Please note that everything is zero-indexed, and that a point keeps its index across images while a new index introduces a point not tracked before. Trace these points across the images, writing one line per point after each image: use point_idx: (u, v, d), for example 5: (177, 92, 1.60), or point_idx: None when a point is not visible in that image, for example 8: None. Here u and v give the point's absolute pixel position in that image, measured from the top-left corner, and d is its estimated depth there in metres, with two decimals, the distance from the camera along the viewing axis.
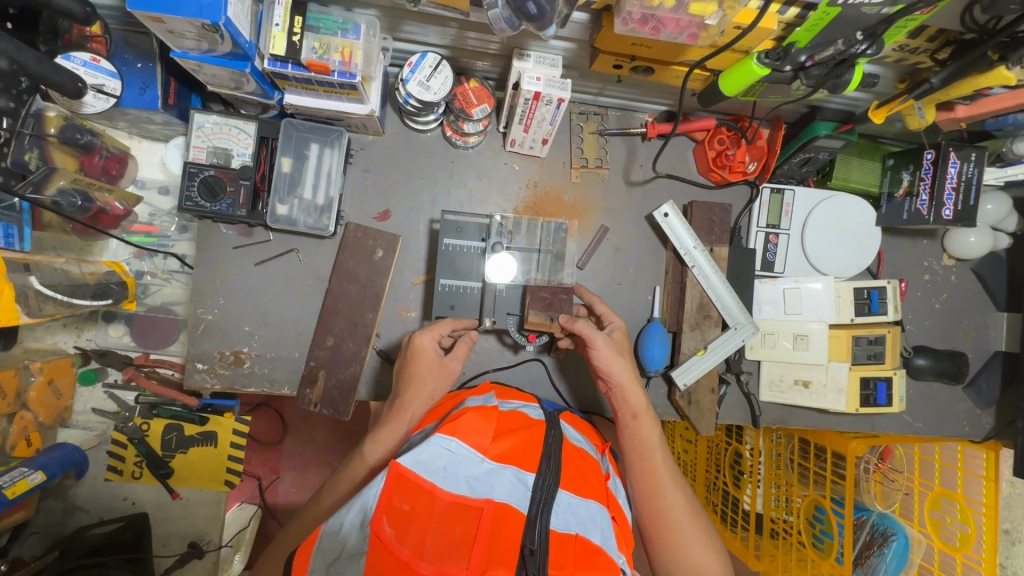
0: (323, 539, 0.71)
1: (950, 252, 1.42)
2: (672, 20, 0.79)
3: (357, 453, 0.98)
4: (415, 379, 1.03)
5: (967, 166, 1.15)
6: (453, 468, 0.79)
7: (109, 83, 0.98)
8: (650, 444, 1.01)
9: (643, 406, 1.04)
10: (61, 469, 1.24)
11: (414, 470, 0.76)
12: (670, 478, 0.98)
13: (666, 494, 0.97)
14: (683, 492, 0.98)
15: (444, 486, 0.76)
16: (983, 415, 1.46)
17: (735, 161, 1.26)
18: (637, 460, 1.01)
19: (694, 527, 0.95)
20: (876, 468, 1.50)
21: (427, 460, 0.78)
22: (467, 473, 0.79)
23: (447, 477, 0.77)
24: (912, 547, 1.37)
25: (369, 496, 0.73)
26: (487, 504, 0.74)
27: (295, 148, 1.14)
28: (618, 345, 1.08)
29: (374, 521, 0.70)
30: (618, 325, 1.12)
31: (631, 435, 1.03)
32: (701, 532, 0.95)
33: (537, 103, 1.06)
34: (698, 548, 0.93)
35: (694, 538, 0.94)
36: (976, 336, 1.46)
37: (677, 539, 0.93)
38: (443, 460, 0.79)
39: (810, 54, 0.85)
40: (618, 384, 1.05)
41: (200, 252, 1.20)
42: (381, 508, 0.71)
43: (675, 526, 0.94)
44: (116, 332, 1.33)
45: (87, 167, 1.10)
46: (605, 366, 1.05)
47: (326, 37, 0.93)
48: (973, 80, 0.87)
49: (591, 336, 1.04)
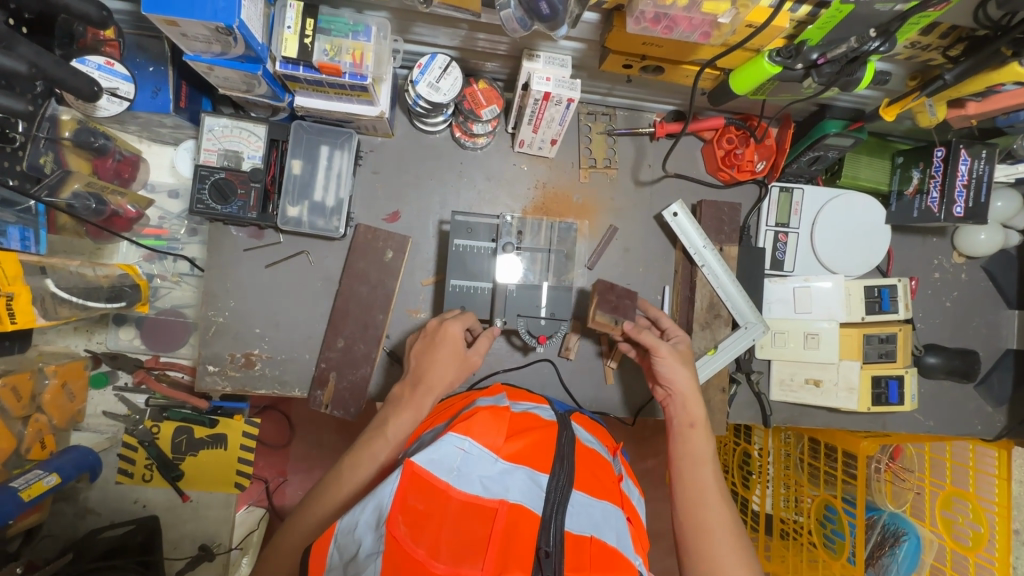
0: (339, 537, 0.72)
1: (961, 250, 1.42)
2: (684, 18, 0.79)
3: (373, 433, 0.96)
4: (434, 356, 1.04)
5: (979, 163, 1.14)
6: (467, 468, 0.79)
7: (123, 86, 0.98)
8: (702, 453, 1.00)
9: (701, 418, 1.04)
10: (76, 472, 1.24)
11: (428, 468, 0.76)
12: (716, 493, 0.95)
13: (711, 507, 0.94)
14: (729, 509, 0.94)
15: (458, 486, 0.76)
16: (994, 413, 1.45)
17: (744, 161, 1.26)
18: (687, 470, 0.98)
19: (734, 545, 0.90)
20: (886, 467, 1.50)
21: (440, 460, 0.78)
22: (480, 472, 0.79)
23: (460, 477, 0.77)
24: (924, 546, 1.37)
25: (385, 494, 0.73)
26: (501, 505, 0.74)
27: (305, 150, 1.15)
28: (683, 356, 1.09)
29: (390, 520, 0.70)
30: (683, 338, 1.13)
31: (683, 443, 1.02)
32: (741, 549, 0.90)
33: (547, 104, 1.07)
34: (734, 566, 0.88)
35: (733, 554, 0.89)
36: (988, 334, 1.45)
37: (710, 552, 0.90)
38: (456, 460, 0.79)
39: (822, 51, 0.84)
40: (679, 392, 1.06)
41: (211, 255, 1.20)
42: (396, 507, 0.71)
43: (709, 537, 0.91)
44: (127, 335, 1.33)
45: (100, 170, 1.11)
46: (667, 373, 1.07)
47: (338, 39, 0.94)
48: (986, 77, 0.87)
49: (657, 345, 1.06)
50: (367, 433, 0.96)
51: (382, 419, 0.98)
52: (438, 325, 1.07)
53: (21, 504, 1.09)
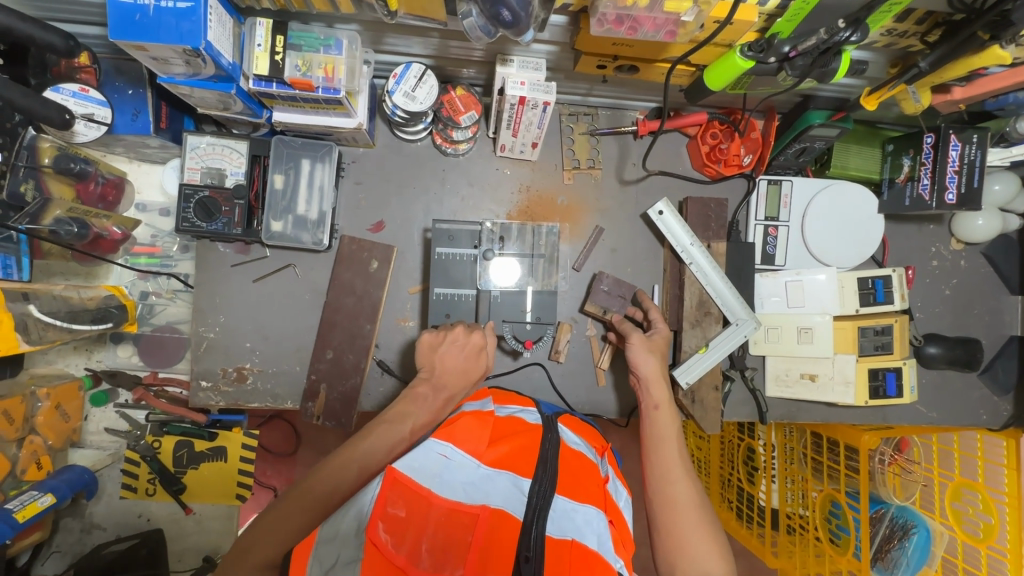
0: (319, 547, 0.68)
1: (958, 236, 1.38)
2: (648, 18, 0.78)
3: (385, 425, 0.90)
4: (446, 362, 1.04)
5: (970, 148, 1.12)
6: (448, 475, 0.79)
7: (99, 111, 1.01)
8: (667, 434, 1.03)
9: (665, 400, 1.08)
10: (71, 491, 1.27)
11: (409, 475, 0.76)
12: (681, 470, 0.96)
13: (677, 484, 0.94)
14: (695, 487, 0.95)
15: (441, 493, 0.75)
16: (1000, 402, 1.42)
17: (729, 155, 1.25)
18: (654, 449, 1.01)
19: (698, 519, 0.90)
20: (892, 460, 1.44)
21: (421, 467, 0.79)
22: (461, 479, 0.79)
23: (442, 484, 0.77)
24: (934, 540, 1.32)
25: (365, 501, 0.72)
26: (483, 510, 0.74)
27: (285, 164, 1.16)
28: (652, 344, 1.15)
29: (369, 527, 0.69)
30: (661, 330, 1.18)
31: (651, 424, 1.05)
32: (706, 525, 0.89)
33: (523, 108, 1.06)
34: (701, 541, 0.87)
35: (698, 528, 0.89)
36: (990, 322, 1.42)
37: (675, 530, 0.89)
38: (438, 467, 0.79)
39: (793, 44, 0.82)
40: (643, 378, 1.11)
41: (199, 272, 1.21)
42: (377, 514, 0.70)
43: (676, 512, 0.91)
44: (125, 352, 1.36)
45: (83, 195, 1.13)
46: (635, 360, 1.13)
47: (309, 54, 0.94)
48: (966, 61, 0.85)
49: (629, 333, 1.17)
50: (378, 424, 0.90)
51: (395, 412, 0.93)
52: (464, 332, 1.07)
53: (17, 525, 1.12)
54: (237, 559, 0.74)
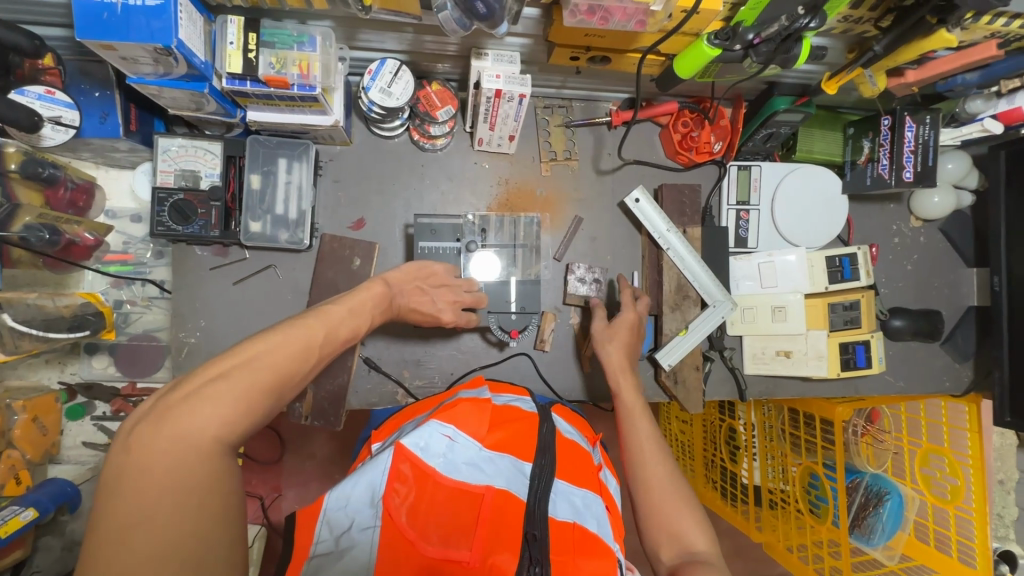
0: (328, 513, 0.69)
1: (917, 214, 1.46)
2: (619, 9, 0.80)
3: (334, 311, 0.82)
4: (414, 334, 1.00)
5: (924, 129, 1.17)
6: (454, 456, 0.79)
7: (66, 114, 0.98)
8: (639, 417, 1.07)
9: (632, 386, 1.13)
10: (54, 503, 1.23)
11: (419, 456, 0.77)
12: (654, 450, 1.00)
13: (652, 466, 0.97)
14: (670, 466, 0.98)
15: (447, 473, 0.77)
16: (962, 369, 1.49)
17: (701, 142, 1.29)
18: (627, 435, 1.04)
19: (674, 496, 0.92)
20: (864, 431, 1.53)
21: (427, 446, 0.78)
22: (466, 460, 0.80)
23: (448, 465, 0.78)
24: (906, 504, 1.40)
25: (377, 473, 0.73)
26: (488, 490, 0.76)
27: (262, 165, 1.14)
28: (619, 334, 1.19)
29: (385, 498, 0.71)
30: (626, 317, 1.22)
31: (623, 411, 1.09)
32: (683, 502, 0.92)
33: (499, 100, 1.08)
34: (680, 517, 0.89)
35: (677, 506, 0.91)
36: (950, 294, 1.50)
37: (657, 511, 0.91)
38: (443, 448, 0.79)
39: (757, 32, 0.85)
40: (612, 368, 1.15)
41: (179, 276, 1.20)
42: (388, 488, 0.73)
43: (653, 494, 0.94)
44: (100, 364, 1.32)
45: (53, 201, 1.11)
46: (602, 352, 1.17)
47: (283, 51, 0.94)
48: (917, 44, 0.90)
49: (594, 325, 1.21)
50: (325, 308, 0.81)
51: (348, 305, 0.87)
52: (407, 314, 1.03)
53: None
54: (182, 418, 0.57)
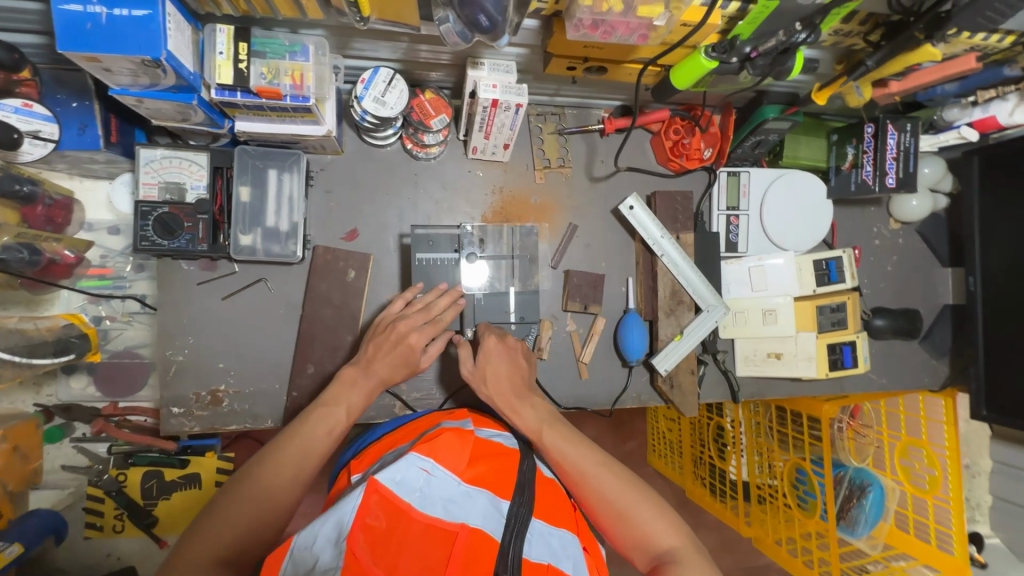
0: (295, 551, 0.66)
1: (896, 217, 1.51)
2: (622, 23, 0.81)
3: (322, 409, 0.90)
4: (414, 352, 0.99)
5: (905, 136, 1.22)
6: (430, 489, 0.77)
7: (45, 128, 0.94)
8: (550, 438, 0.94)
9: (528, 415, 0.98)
10: (41, 537, 1.18)
11: (393, 489, 0.74)
12: (582, 466, 0.90)
13: (589, 485, 0.90)
14: (606, 471, 0.90)
15: (422, 507, 0.74)
16: (939, 365, 1.56)
17: (691, 149, 1.30)
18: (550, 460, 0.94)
19: (623, 505, 0.87)
20: (848, 426, 1.59)
21: (402, 480, 0.76)
22: (443, 495, 0.77)
23: (423, 499, 0.75)
24: (888, 495, 1.46)
25: (346, 509, 0.70)
26: (462, 528, 0.72)
27: (252, 175, 1.10)
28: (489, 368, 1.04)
29: (349, 536, 0.67)
30: (490, 341, 1.07)
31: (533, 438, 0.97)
32: (634, 505, 0.87)
33: (495, 110, 1.07)
34: (637, 521, 0.86)
35: (630, 512, 0.86)
36: (927, 293, 1.56)
37: (615, 525, 0.87)
38: (419, 481, 0.77)
39: (754, 46, 0.87)
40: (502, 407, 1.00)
41: (163, 292, 1.15)
42: (356, 524, 0.68)
43: (603, 513, 0.88)
44: (79, 383, 1.29)
45: (30, 218, 1.05)
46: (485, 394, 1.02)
47: (274, 61, 0.91)
48: (903, 59, 0.93)
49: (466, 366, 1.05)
50: (314, 410, 0.90)
51: (331, 395, 0.93)
52: (401, 330, 1.00)
53: None
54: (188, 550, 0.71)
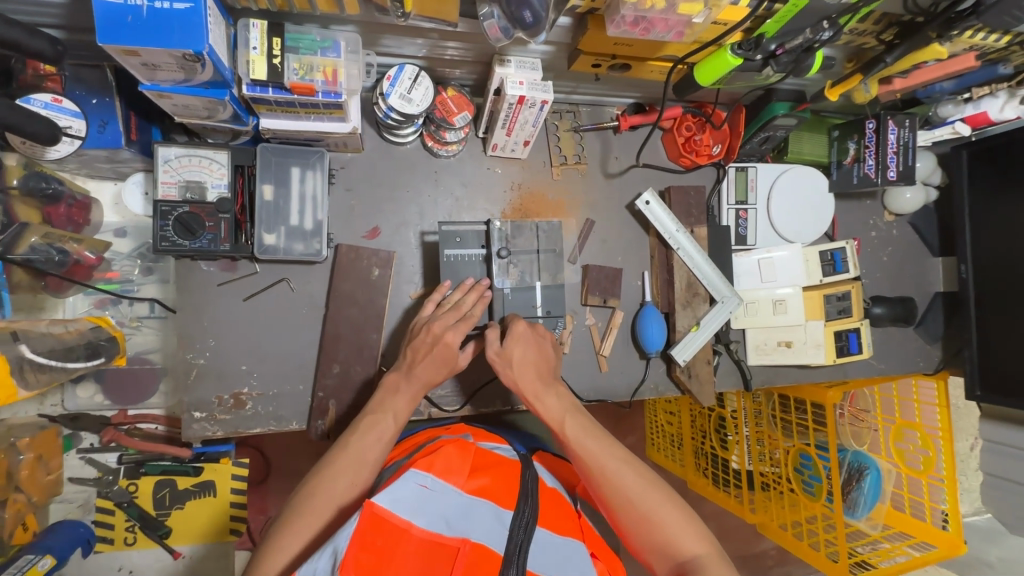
0: None
1: (891, 209, 1.58)
2: (661, 20, 0.83)
3: (370, 417, 0.93)
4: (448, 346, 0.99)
5: (904, 131, 1.28)
6: (430, 506, 0.76)
7: (73, 124, 0.92)
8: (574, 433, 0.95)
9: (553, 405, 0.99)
10: (71, 546, 1.19)
11: (390, 509, 0.72)
12: (608, 462, 0.92)
13: (612, 481, 0.91)
14: (630, 470, 0.91)
15: (421, 523, 0.72)
16: (933, 350, 1.63)
17: (702, 146, 1.33)
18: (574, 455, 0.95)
19: (647, 505, 0.88)
20: (847, 411, 1.65)
21: (399, 499, 0.74)
22: (441, 512, 0.76)
23: (423, 515, 0.74)
24: (883, 477, 1.52)
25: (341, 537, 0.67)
26: (464, 543, 0.71)
27: (275, 174, 1.09)
28: (520, 356, 1.03)
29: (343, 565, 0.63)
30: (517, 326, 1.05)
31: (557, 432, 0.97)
32: (658, 505, 0.88)
33: (521, 107, 1.08)
34: (660, 521, 0.87)
35: (653, 512, 0.87)
36: (920, 282, 1.64)
37: (638, 526, 0.88)
38: (418, 498, 0.76)
39: (779, 42, 0.91)
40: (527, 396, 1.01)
41: (181, 295, 1.12)
42: (354, 548, 0.66)
43: (626, 511, 0.89)
44: (86, 392, 1.25)
45: (52, 217, 1.04)
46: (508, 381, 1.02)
47: (307, 57, 0.90)
48: (911, 56, 1.00)
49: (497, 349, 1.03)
50: (362, 419, 0.92)
51: (378, 403, 0.95)
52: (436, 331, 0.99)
53: None
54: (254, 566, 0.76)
